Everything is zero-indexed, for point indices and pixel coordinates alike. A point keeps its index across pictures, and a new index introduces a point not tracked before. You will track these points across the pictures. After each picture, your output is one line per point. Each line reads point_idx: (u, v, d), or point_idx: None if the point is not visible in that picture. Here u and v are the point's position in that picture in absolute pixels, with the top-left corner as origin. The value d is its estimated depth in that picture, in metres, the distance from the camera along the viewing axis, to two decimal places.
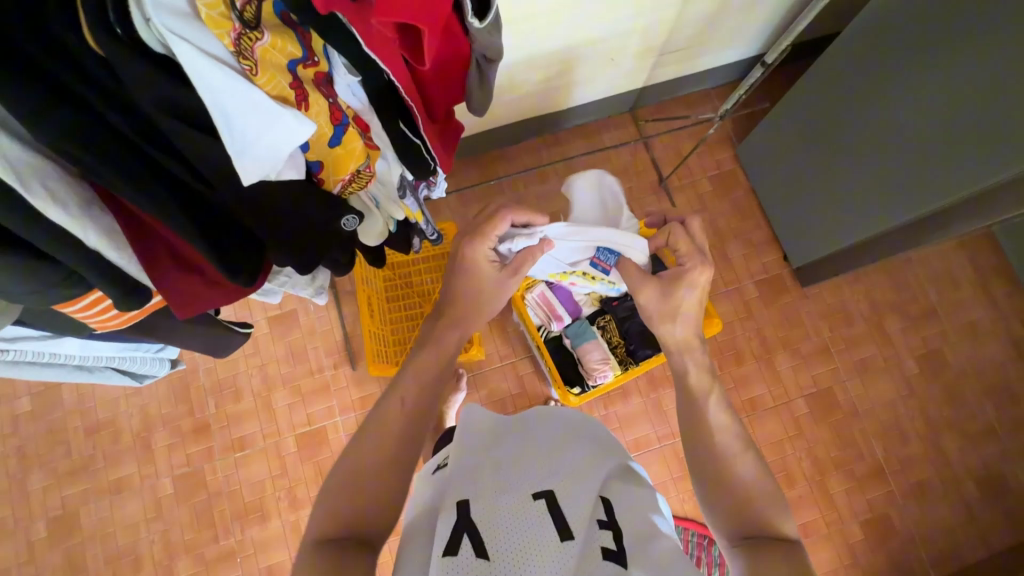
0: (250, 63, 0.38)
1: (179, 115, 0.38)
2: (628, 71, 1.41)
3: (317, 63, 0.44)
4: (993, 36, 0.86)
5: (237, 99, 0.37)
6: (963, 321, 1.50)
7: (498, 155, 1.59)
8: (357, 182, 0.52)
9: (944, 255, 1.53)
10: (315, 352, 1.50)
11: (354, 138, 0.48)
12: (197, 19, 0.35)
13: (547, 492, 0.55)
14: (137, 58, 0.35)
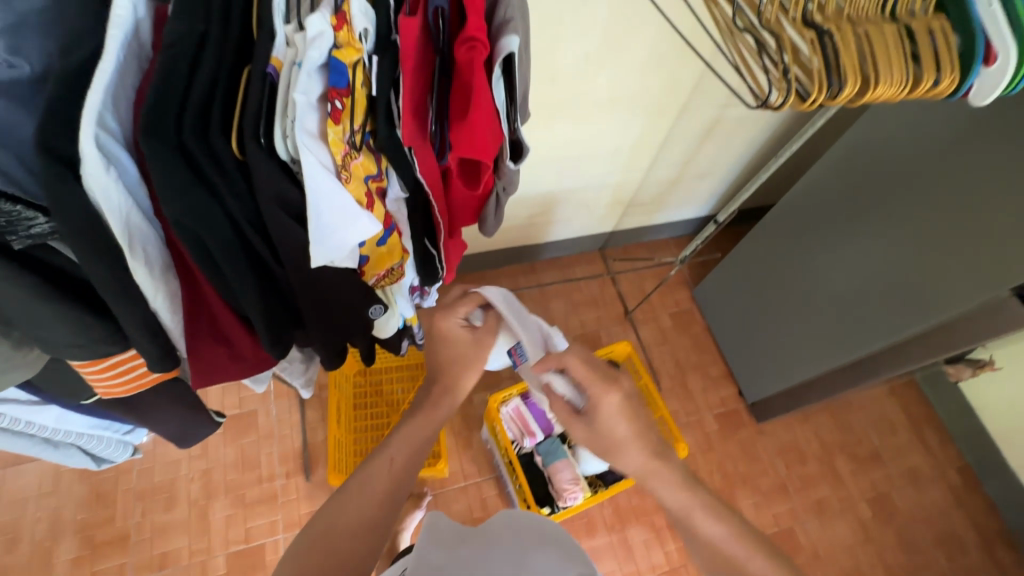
0: (348, 174, 0.41)
1: (290, 212, 0.39)
2: (600, 216, 1.62)
3: (380, 178, 0.47)
4: (891, 217, 1.09)
5: (338, 206, 0.39)
6: (904, 465, 1.59)
7: (479, 277, 1.71)
8: (388, 278, 0.55)
9: (879, 400, 1.67)
10: (268, 458, 1.42)
11: (396, 240, 0.53)
12: (322, 138, 0.37)
13: None
14: (270, 163, 0.36)
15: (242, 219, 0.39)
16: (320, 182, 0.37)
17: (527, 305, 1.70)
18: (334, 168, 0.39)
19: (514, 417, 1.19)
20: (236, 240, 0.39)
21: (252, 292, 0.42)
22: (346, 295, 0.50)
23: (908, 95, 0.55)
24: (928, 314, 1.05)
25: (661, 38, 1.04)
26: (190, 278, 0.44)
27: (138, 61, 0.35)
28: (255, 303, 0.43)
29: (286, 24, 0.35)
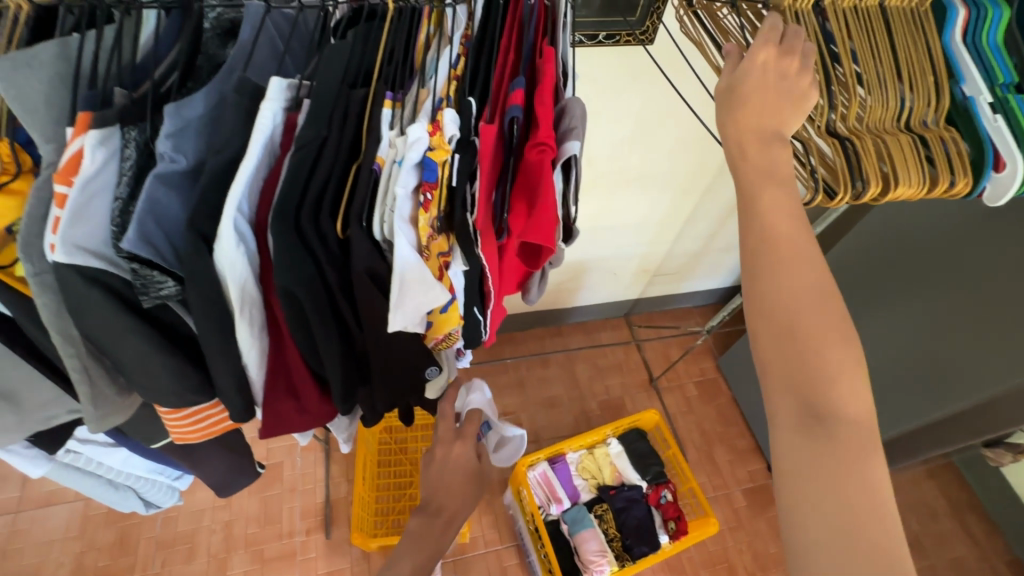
0: (429, 251, 0.46)
1: (378, 285, 0.45)
2: (626, 283, 1.67)
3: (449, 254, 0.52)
4: (914, 297, 1.11)
5: (420, 281, 0.44)
6: (949, 556, 1.50)
7: (507, 338, 1.75)
8: (444, 343, 0.60)
9: (916, 481, 1.61)
10: (290, 512, 1.41)
11: (456, 309, 0.56)
12: (413, 222, 0.43)
13: None
14: (367, 242, 0.43)
15: (337, 286, 0.45)
16: (407, 259, 0.43)
17: (552, 368, 1.72)
18: (418, 246, 0.44)
19: (541, 482, 1.19)
20: (329, 303, 0.45)
21: (333, 352, 0.47)
22: (409, 357, 0.55)
23: (927, 194, 0.60)
24: (961, 395, 1.05)
25: (688, 125, 1.13)
26: (278, 336, 0.49)
27: (272, 155, 0.43)
28: (334, 361, 0.48)
29: (390, 130, 0.43)
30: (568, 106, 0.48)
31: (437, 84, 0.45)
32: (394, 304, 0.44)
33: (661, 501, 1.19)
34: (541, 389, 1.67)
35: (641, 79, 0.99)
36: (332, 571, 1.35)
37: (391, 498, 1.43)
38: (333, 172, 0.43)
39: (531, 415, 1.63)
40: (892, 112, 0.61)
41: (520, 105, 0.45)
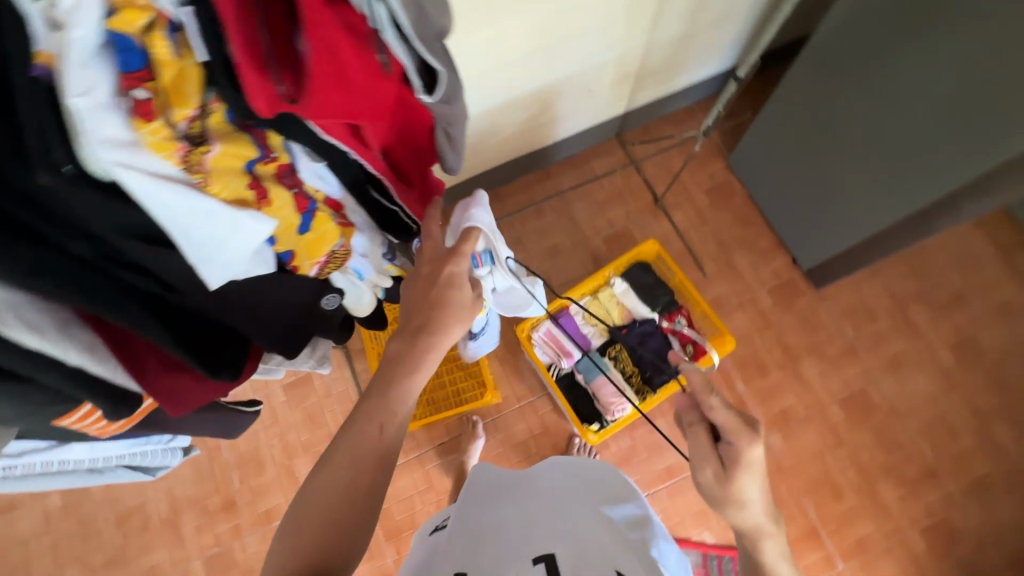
0: (200, 175, 0.42)
1: (136, 236, 0.42)
2: (608, 98, 1.42)
3: (277, 158, 0.48)
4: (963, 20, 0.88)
5: (199, 218, 0.42)
6: (994, 302, 1.43)
7: (493, 196, 1.60)
8: (332, 262, 0.58)
9: (960, 235, 1.48)
10: (333, 415, 1.50)
11: (322, 222, 0.53)
12: (143, 146, 0.38)
13: (547, 555, 0.62)
14: (88, 188, 0.38)
15: (96, 258, 0.42)
16: (151, 191, 0.39)
17: (548, 216, 1.59)
18: (179, 171, 0.41)
19: (548, 341, 1.16)
20: (108, 279, 0.43)
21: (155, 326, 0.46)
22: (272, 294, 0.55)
23: None
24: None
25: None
26: (121, 336, 0.47)
27: None
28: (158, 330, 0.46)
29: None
30: None
31: None
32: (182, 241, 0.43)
33: (677, 328, 1.15)
34: (541, 241, 1.57)
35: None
36: None
37: None
38: None
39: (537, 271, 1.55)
40: None
41: None
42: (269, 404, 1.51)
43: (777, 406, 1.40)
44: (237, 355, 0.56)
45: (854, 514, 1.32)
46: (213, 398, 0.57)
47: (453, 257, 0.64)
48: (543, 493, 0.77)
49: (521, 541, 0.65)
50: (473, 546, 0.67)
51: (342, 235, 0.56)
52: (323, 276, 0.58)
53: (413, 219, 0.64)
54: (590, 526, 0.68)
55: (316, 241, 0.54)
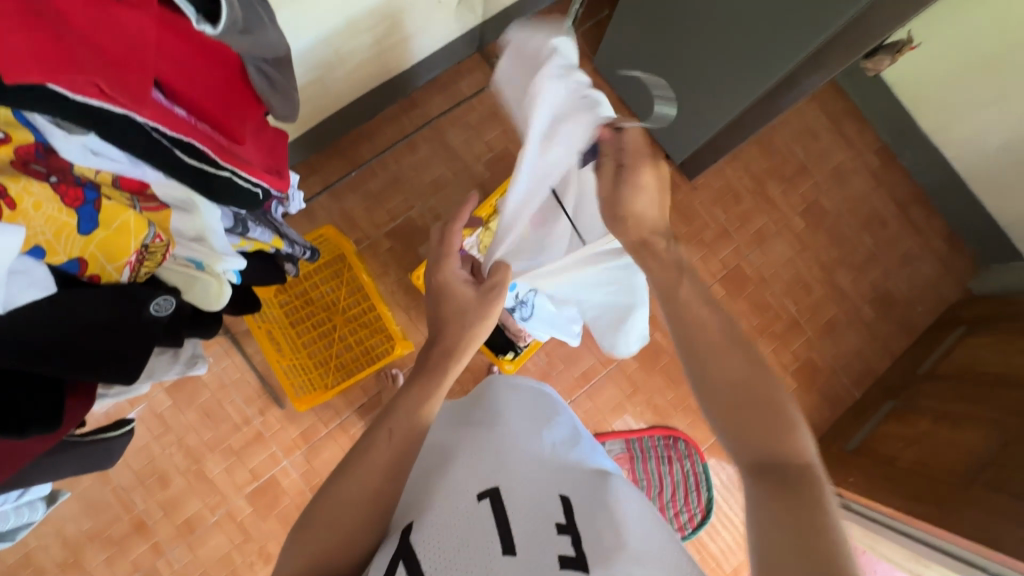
0: None
1: None
2: (459, 10, 1.29)
3: (12, 140, 0.47)
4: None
5: None
6: (830, 167, 1.61)
7: (358, 136, 1.45)
8: (149, 259, 0.55)
9: (798, 110, 1.62)
10: (235, 405, 1.37)
11: (108, 213, 0.51)
12: None
13: (491, 491, 0.56)
14: None
15: None
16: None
17: (424, 149, 1.48)
18: None
19: None
20: None
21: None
22: (57, 324, 0.48)
23: None
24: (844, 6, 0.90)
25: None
26: None
27: None
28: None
29: None
30: None
31: None
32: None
33: None
34: (421, 178, 1.48)
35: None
36: (305, 430, 1.39)
37: (322, 349, 1.39)
38: None
39: (424, 209, 1.47)
40: None
41: None
42: (154, 412, 1.34)
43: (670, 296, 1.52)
44: (53, 406, 0.50)
45: None
46: (35, 452, 0.51)
47: (439, 265, 0.71)
48: (482, 418, 0.71)
49: (462, 477, 0.59)
50: (422, 491, 0.61)
51: (151, 225, 0.54)
52: (140, 278, 0.56)
53: (253, 182, 0.57)
54: (531, 448, 0.64)
55: (113, 237, 0.51)
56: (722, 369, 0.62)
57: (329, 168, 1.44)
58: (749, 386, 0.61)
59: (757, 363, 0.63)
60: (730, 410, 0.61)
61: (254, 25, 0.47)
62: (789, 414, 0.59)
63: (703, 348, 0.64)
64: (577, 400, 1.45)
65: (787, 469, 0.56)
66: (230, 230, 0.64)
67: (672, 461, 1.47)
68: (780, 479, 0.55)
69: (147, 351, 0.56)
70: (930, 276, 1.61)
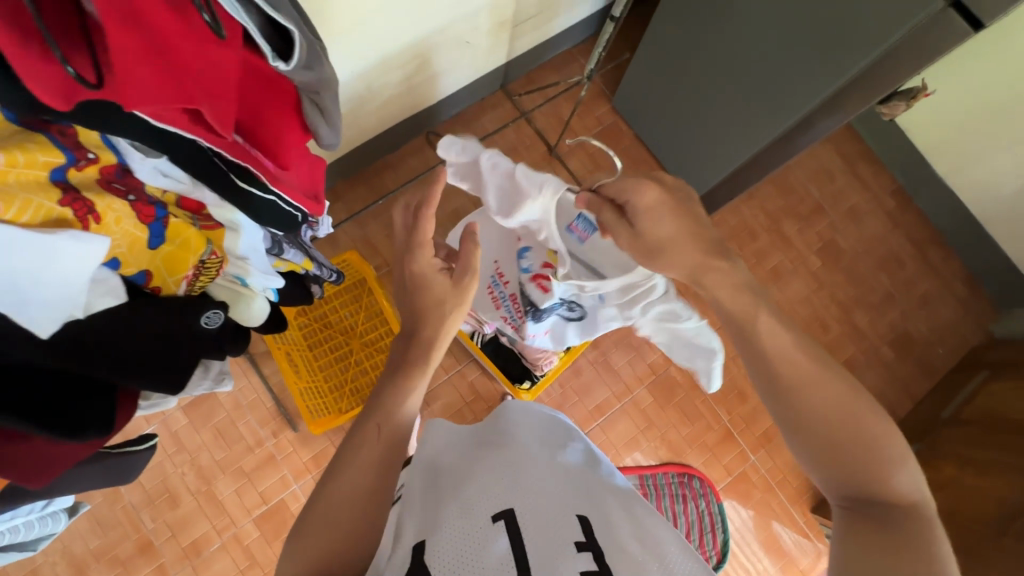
0: None
1: None
2: (486, 50, 1.35)
3: (97, 160, 0.50)
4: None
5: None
6: (845, 207, 1.63)
7: (383, 167, 1.51)
8: (204, 274, 0.59)
9: (813, 151, 1.65)
10: (249, 426, 1.38)
11: (175, 229, 0.55)
12: None
13: (505, 512, 0.54)
14: None
15: None
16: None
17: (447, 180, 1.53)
18: None
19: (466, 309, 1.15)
20: None
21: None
22: (120, 330, 0.50)
23: None
24: (860, 54, 0.93)
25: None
26: None
27: None
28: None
29: None
30: None
31: None
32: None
33: None
34: (442, 208, 1.52)
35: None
36: (317, 454, 1.39)
37: (337, 372, 1.39)
38: None
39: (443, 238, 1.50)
40: None
41: None
42: (169, 430, 1.35)
43: None
44: (104, 410, 0.51)
45: (757, 411, 1.50)
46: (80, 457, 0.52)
47: (412, 254, 0.73)
48: (488, 440, 0.71)
49: (475, 495, 0.57)
50: (429, 501, 0.60)
51: (209, 242, 0.58)
52: (194, 291, 0.60)
53: (295, 207, 0.60)
54: (546, 467, 0.63)
55: (177, 251, 0.55)
56: (821, 400, 0.58)
57: (354, 196, 1.49)
58: (854, 422, 0.57)
59: (862, 392, 0.58)
60: (830, 446, 0.57)
61: (315, 62, 0.49)
62: (896, 451, 0.56)
63: (789, 380, 0.59)
64: (591, 433, 1.43)
65: (887, 509, 0.54)
66: (268, 251, 0.67)
67: (686, 500, 1.43)
68: (878, 520, 0.53)
69: (193, 361, 0.57)
70: (950, 318, 1.59)
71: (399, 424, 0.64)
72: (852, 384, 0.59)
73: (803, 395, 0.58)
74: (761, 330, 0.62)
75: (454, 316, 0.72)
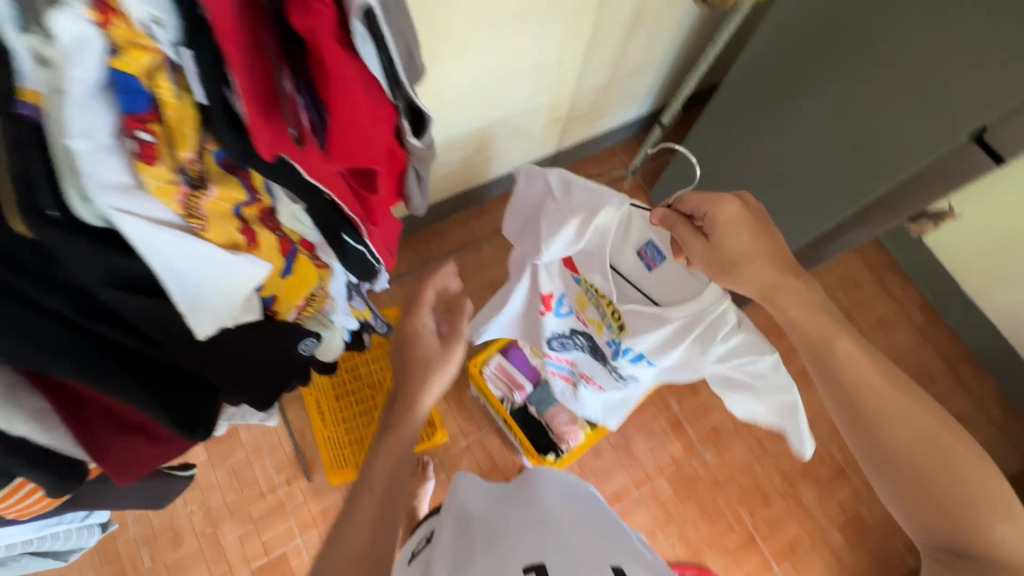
0: (199, 222, 0.45)
1: (116, 284, 0.42)
2: (539, 141, 1.49)
3: (262, 203, 0.52)
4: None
5: (196, 263, 0.44)
6: (872, 316, 1.65)
7: (430, 234, 1.60)
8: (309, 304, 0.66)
9: (840, 260, 1.71)
10: (264, 470, 1.38)
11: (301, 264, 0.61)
12: (143, 189, 0.40)
13: (536, 565, 0.55)
14: (78, 236, 0.38)
15: (72, 314, 0.41)
16: (130, 218, 0.39)
17: (487, 252, 1.62)
18: (181, 218, 0.43)
19: (498, 374, 1.19)
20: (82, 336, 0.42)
21: (112, 365, 0.45)
22: (255, 343, 0.58)
23: None
24: (888, 175, 0.98)
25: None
26: (77, 406, 0.45)
27: None
28: (113, 375, 0.45)
29: (23, 36, 0.29)
30: None
31: None
32: (176, 289, 0.44)
33: None
34: (480, 277, 1.59)
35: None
36: (326, 507, 1.36)
37: (361, 426, 1.38)
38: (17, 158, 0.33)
39: (477, 305, 1.56)
40: None
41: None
42: None
43: (708, 422, 1.49)
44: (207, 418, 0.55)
45: (782, 517, 1.43)
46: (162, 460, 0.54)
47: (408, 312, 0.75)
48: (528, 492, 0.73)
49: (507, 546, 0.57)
50: (462, 551, 0.61)
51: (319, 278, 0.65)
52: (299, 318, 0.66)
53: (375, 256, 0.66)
54: (577, 524, 0.63)
55: (301, 287, 0.63)
56: (899, 430, 0.58)
57: (399, 257, 1.58)
58: (937, 463, 0.56)
59: (953, 432, 0.57)
60: (915, 486, 0.56)
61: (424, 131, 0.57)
62: (1001, 497, 0.55)
63: (882, 428, 0.58)
64: None
65: (978, 553, 0.53)
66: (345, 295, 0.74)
67: None
68: (954, 564, 0.54)
69: (290, 380, 0.66)
70: (985, 441, 1.55)
71: (387, 482, 0.62)
72: (936, 417, 0.58)
73: (876, 430, 0.58)
74: (841, 349, 0.62)
75: (438, 377, 0.71)
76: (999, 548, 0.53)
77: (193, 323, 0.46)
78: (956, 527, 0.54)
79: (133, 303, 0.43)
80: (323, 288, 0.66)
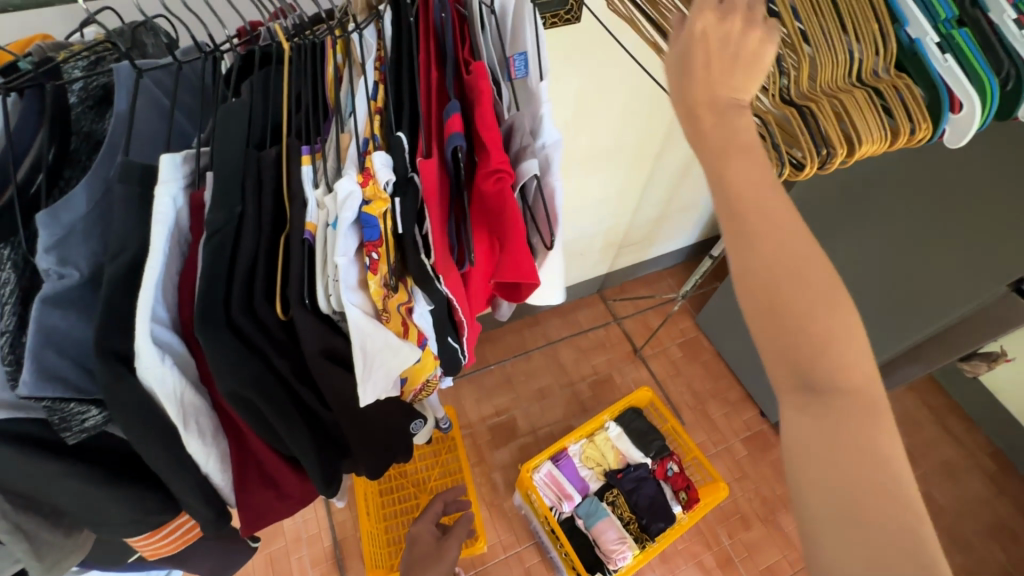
0: (385, 312, 0.41)
1: (335, 357, 0.40)
2: (593, 264, 1.62)
3: (408, 310, 0.45)
4: (835, 240, 1.03)
5: (390, 352, 0.40)
6: (938, 460, 1.56)
7: (484, 339, 1.68)
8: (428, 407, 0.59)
9: (898, 397, 1.66)
10: (299, 563, 1.36)
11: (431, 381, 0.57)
12: (364, 290, 0.39)
13: None
14: (319, 322, 0.38)
15: (286, 373, 0.39)
16: (363, 326, 0.38)
17: (537, 360, 1.65)
18: (375, 312, 0.40)
19: (549, 482, 1.21)
20: (280, 389, 0.39)
21: (303, 437, 0.41)
22: (386, 416, 0.49)
23: (891, 148, 0.51)
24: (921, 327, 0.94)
25: (642, 82, 1.03)
26: (239, 442, 0.44)
27: (180, 246, 0.36)
28: (304, 449, 0.41)
29: (316, 188, 0.37)
30: (513, 124, 0.44)
31: (359, 122, 0.39)
32: (366, 383, 0.39)
33: (669, 473, 1.23)
34: (527, 383, 1.62)
35: (593, 50, 0.91)
36: None
37: (400, 525, 1.38)
38: (258, 246, 0.37)
39: (524, 412, 1.58)
40: (845, 66, 0.52)
41: (460, 132, 0.38)
42: None
43: (763, 562, 1.35)
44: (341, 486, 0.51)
45: None
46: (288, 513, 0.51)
47: None
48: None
49: None
50: None
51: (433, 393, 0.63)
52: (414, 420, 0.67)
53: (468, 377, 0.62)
54: None
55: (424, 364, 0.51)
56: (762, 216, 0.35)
57: None
58: (812, 301, 0.32)
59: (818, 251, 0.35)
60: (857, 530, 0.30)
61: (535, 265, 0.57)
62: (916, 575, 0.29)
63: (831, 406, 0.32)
64: None
65: (835, 406, 0.32)
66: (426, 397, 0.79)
67: None
68: (823, 415, 0.32)
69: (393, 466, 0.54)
70: None
71: None
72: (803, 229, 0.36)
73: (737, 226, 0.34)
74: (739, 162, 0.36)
75: None
76: (873, 426, 0.31)
77: (359, 390, 0.40)
78: (839, 419, 0.32)
79: (338, 374, 0.40)
80: (441, 368, 0.55)
